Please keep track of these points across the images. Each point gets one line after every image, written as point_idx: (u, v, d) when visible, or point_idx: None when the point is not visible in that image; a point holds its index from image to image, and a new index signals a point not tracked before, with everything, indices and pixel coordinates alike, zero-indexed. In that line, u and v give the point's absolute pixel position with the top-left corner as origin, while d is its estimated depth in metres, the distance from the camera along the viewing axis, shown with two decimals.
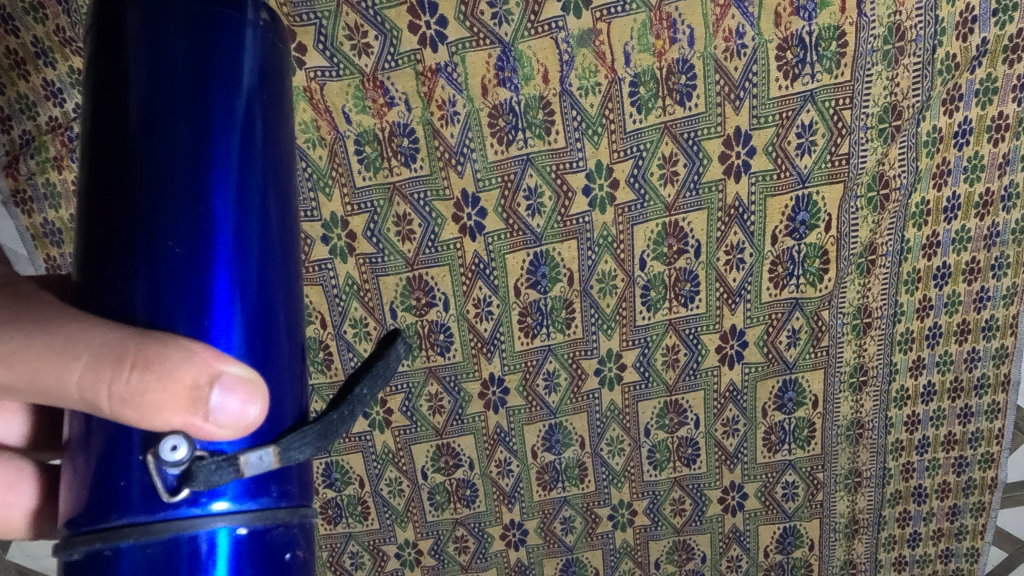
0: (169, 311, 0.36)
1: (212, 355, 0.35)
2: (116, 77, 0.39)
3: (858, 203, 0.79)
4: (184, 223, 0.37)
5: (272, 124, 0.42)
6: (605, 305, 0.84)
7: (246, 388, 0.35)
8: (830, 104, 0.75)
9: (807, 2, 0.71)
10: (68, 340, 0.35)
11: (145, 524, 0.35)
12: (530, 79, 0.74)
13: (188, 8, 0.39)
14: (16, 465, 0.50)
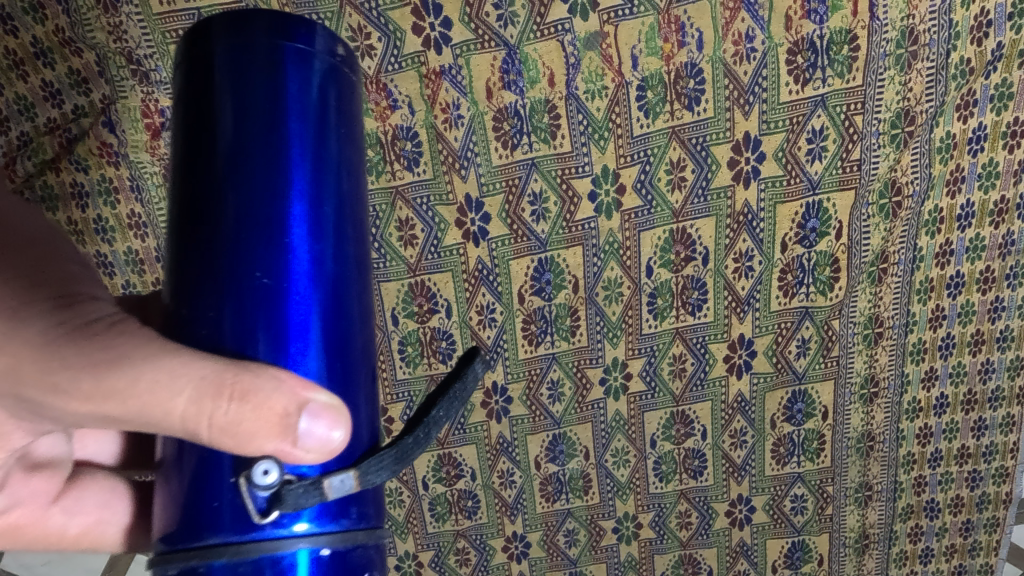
0: (251, 340, 0.35)
1: (298, 382, 0.35)
2: (202, 105, 0.38)
3: (870, 210, 0.78)
4: (270, 255, 0.36)
5: (351, 151, 0.41)
6: (610, 313, 0.82)
7: (331, 414, 0.35)
8: (841, 109, 0.73)
9: (818, 5, 0.70)
10: (171, 372, 0.34)
11: (236, 544, 0.34)
12: (535, 82, 0.72)
13: (273, 34, 0.37)
14: (110, 483, 0.52)
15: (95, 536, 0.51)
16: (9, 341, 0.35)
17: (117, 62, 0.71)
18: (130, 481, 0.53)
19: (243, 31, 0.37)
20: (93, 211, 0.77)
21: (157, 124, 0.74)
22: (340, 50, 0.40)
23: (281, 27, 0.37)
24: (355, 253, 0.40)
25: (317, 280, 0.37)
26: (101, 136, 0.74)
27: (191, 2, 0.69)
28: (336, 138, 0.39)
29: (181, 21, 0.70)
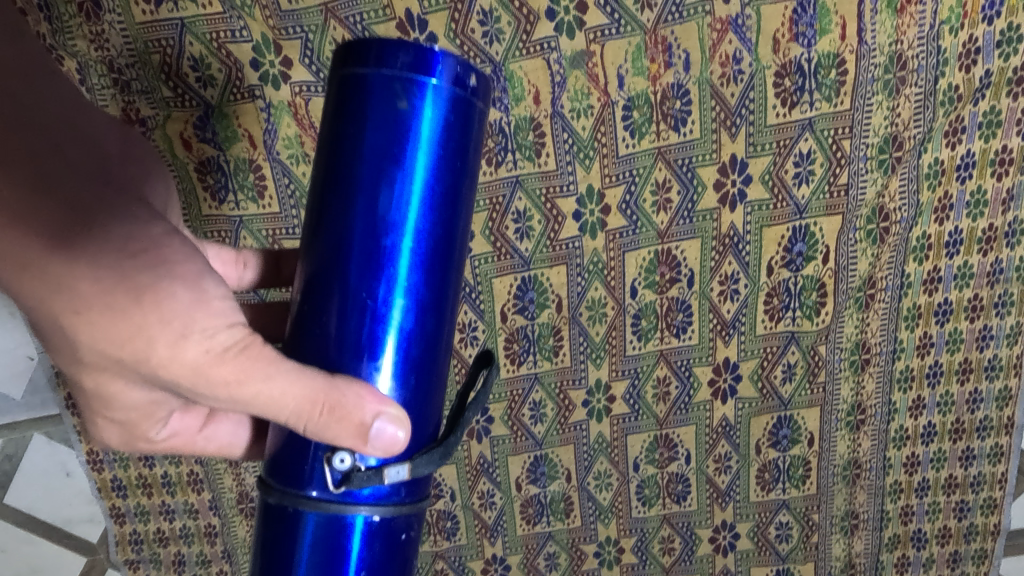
0: (350, 350, 0.40)
1: (374, 396, 0.40)
2: (333, 133, 0.40)
3: (858, 235, 0.77)
4: (372, 277, 0.40)
5: (459, 185, 0.42)
6: (594, 333, 0.81)
7: (400, 420, 0.40)
8: (829, 133, 0.73)
9: (806, 29, 0.69)
10: (278, 395, 0.40)
11: (315, 501, 0.40)
12: (521, 100, 0.72)
13: (399, 73, 0.38)
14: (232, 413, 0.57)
15: (227, 453, 0.58)
16: (172, 366, 0.41)
17: (98, 71, 0.70)
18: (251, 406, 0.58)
19: (386, 64, 0.38)
20: None
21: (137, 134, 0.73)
22: (472, 82, 0.40)
23: (416, 61, 0.38)
24: (452, 277, 0.43)
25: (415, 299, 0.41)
26: None
27: (174, 12, 0.68)
28: (449, 173, 0.41)
29: (163, 31, 0.69)
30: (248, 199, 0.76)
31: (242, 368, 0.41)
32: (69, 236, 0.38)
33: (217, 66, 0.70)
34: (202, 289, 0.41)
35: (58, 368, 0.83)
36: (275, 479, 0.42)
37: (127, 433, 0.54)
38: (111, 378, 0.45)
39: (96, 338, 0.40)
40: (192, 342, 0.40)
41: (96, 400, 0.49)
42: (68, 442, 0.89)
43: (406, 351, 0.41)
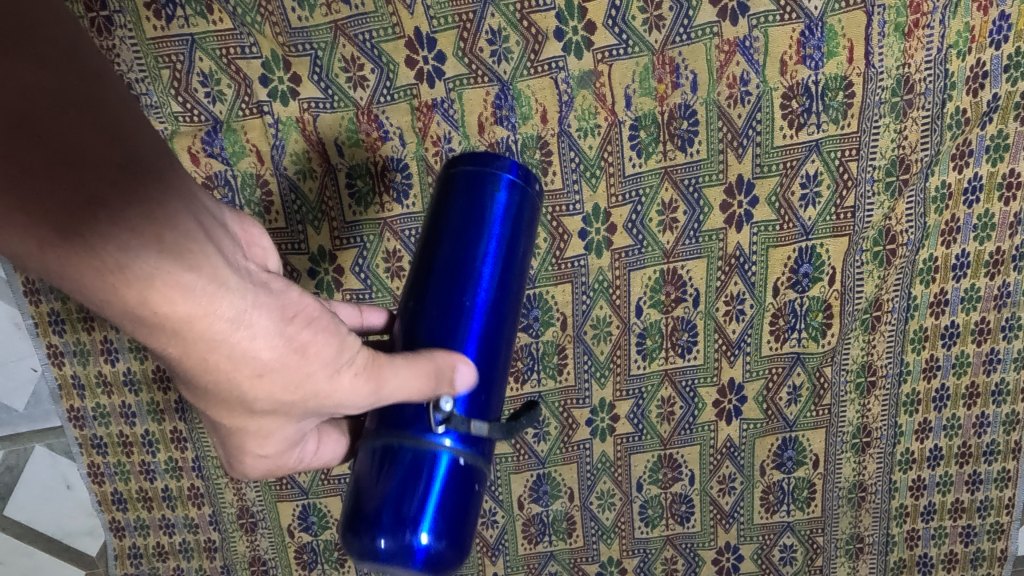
0: (441, 335, 0.49)
1: (451, 353, 0.48)
2: (438, 204, 0.52)
3: (864, 257, 0.77)
4: (461, 286, 0.50)
5: (525, 245, 0.53)
6: (599, 352, 0.81)
7: (473, 372, 0.49)
8: (836, 155, 0.73)
9: (814, 51, 0.69)
10: (402, 384, 0.46)
11: (420, 436, 0.47)
12: (528, 119, 0.72)
13: (492, 166, 0.52)
14: (336, 437, 0.57)
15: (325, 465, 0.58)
16: (331, 395, 0.44)
17: None
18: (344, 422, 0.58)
19: (486, 160, 0.52)
20: None
21: None
22: (535, 186, 0.53)
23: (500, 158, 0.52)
24: (511, 311, 0.53)
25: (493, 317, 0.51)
26: None
27: (185, 28, 0.69)
28: (518, 233, 0.52)
29: (174, 46, 0.69)
30: (255, 214, 0.76)
31: (381, 381, 0.45)
32: (247, 318, 0.38)
33: (226, 82, 0.71)
34: (340, 330, 0.44)
35: (62, 380, 0.83)
36: (385, 424, 0.49)
37: (271, 459, 0.51)
38: (273, 420, 0.46)
39: (263, 392, 0.42)
40: (344, 373, 0.44)
41: (254, 435, 0.48)
42: (69, 454, 0.88)
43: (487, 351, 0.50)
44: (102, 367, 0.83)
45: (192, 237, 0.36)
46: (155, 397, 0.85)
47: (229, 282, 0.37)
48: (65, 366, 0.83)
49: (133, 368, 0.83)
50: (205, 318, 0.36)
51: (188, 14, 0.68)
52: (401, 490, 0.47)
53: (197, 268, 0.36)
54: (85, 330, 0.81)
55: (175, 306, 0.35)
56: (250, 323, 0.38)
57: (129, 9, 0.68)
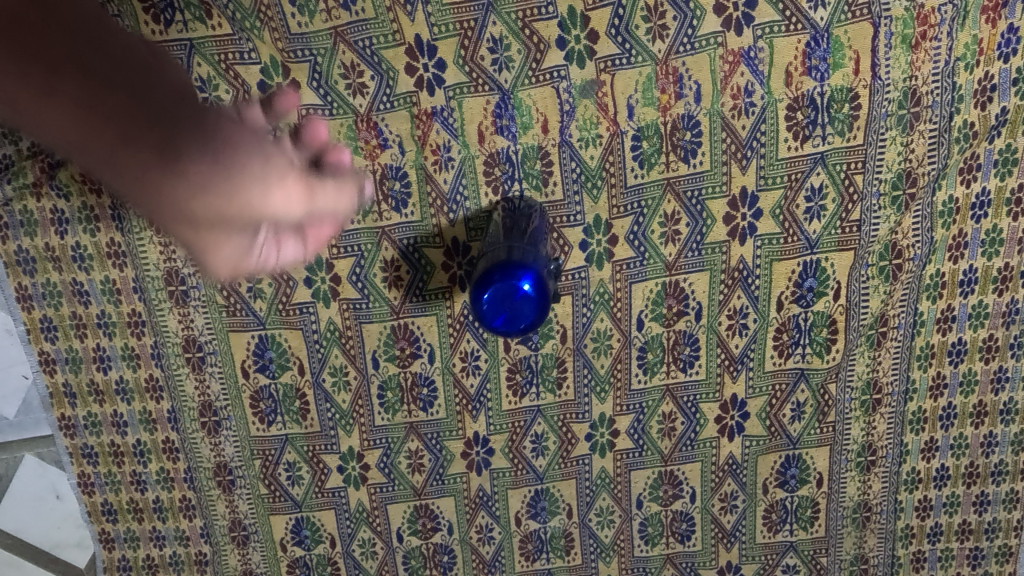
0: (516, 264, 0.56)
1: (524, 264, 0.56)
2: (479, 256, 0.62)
3: (870, 272, 0.75)
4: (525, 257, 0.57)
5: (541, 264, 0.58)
6: (599, 366, 0.80)
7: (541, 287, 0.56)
8: (841, 167, 0.72)
9: (819, 62, 0.68)
10: (339, 188, 0.74)
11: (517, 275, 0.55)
12: (528, 128, 0.71)
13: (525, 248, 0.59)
14: (291, 251, 0.76)
15: (279, 276, 0.77)
16: (302, 191, 0.74)
17: None
18: (292, 228, 0.75)
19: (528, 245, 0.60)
20: (72, 238, 0.76)
21: None
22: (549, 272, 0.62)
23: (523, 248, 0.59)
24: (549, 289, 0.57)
25: (547, 272, 0.59)
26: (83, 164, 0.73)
27: (183, 33, 0.68)
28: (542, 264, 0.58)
29: (172, 51, 0.69)
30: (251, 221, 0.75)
31: (337, 188, 0.74)
32: (250, 175, 0.73)
33: (224, 87, 0.70)
34: (301, 155, 0.73)
35: (53, 388, 0.82)
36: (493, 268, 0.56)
37: (239, 254, 0.76)
38: (268, 203, 0.74)
39: (273, 201, 0.74)
40: (316, 178, 0.74)
41: (236, 224, 0.75)
42: (59, 464, 0.87)
43: (544, 284, 0.56)
44: (94, 375, 0.82)
45: (227, 176, 0.72)
46: (147, 406, 0.83)
47: (254, 160, 0.72)
48: (56, 373, 0.82)
49: (124, 376, 0.82)
50: (234, 194, 0.73)
51: (187, 19, 0.68)
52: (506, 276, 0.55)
53: (226, 172, 0.72)
54: (78, 338, 0.80)
55: (245, 159, 0.72)
56: (266, 188, 0.73)
57: (128, 13, 0.67)
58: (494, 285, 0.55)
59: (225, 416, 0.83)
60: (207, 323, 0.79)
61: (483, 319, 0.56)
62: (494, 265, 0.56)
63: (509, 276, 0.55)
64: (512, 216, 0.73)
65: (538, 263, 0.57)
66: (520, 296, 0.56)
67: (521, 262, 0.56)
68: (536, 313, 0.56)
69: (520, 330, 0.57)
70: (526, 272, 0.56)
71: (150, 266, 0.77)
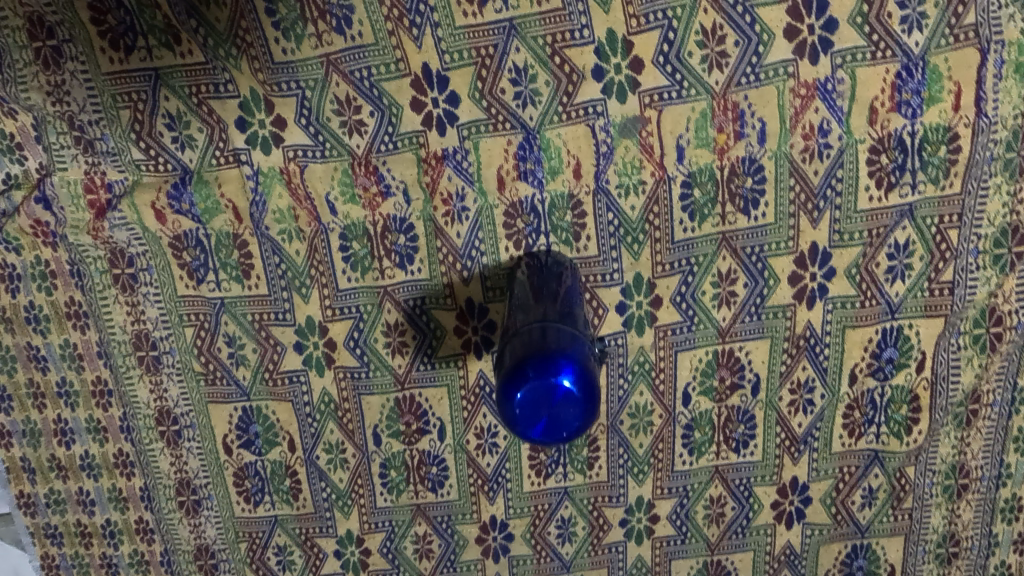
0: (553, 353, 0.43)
1: (562, 353, 0.43)
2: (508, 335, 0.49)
3: (962, 341, 0.63)
4: None
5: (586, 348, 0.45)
6: (637, 445, 0.68)
7: (588, 380, 0.43)
8: (933, 220, 0.60)
9: (911, 96, 0.56)
10: None
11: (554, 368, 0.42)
12: (557, 173, 0.60)
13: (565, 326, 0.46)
14: None
15: None
16: None
17: (57, 128, 0.60)
18: None
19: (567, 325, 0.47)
20: (25, 297, 0.66)
21: (102, 200, 0.62)
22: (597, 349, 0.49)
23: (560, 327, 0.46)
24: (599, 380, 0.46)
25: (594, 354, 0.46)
26: (34, 213, 0.62)
27: (147, 62, 0.58)
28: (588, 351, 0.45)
29: (135, 83, 0.59)
30: (231, 279, 0.64)
31: None
32: None
33: (197, 124, 0.60)
34: None
35: (10, 463, 0.72)
36: (523, 359, 0.43)
37: None
38: None
39: None
40: None
41: None
42: (19, 542, 0.77)
43: (592, 377, 0.43)
44: (56, 450, 0.71)
45: None
46: (117, 483, 0.72)
47: None
48: (13, 447, 0.71)
49: (90, 451, 0.71)
50: None
51: (151, 45, 0.58)
52: (538, 372, 0.42)
53: None
54: (36, 408, 0.70)
55: None
56: None
57: (80, 37, 0.58)
58: (527, 382, 0.42)
59: (205, 495, 0.72)
60: (183, 393, 0.69)
61: (516, 425, 0.43)
62: (525, 352, 0.43)
63: (545, 372, 0.42)
64: (539, 273, 0.60)
65: (581, 346, 0.44)
66: (560, 397, 0.42)
67: (561, 349, 0.43)
68: (583, 418, 0.43)
69: (562, 437, 0.44)
70: (567, 364, 0.42)
71: (116, 329, 0.66)
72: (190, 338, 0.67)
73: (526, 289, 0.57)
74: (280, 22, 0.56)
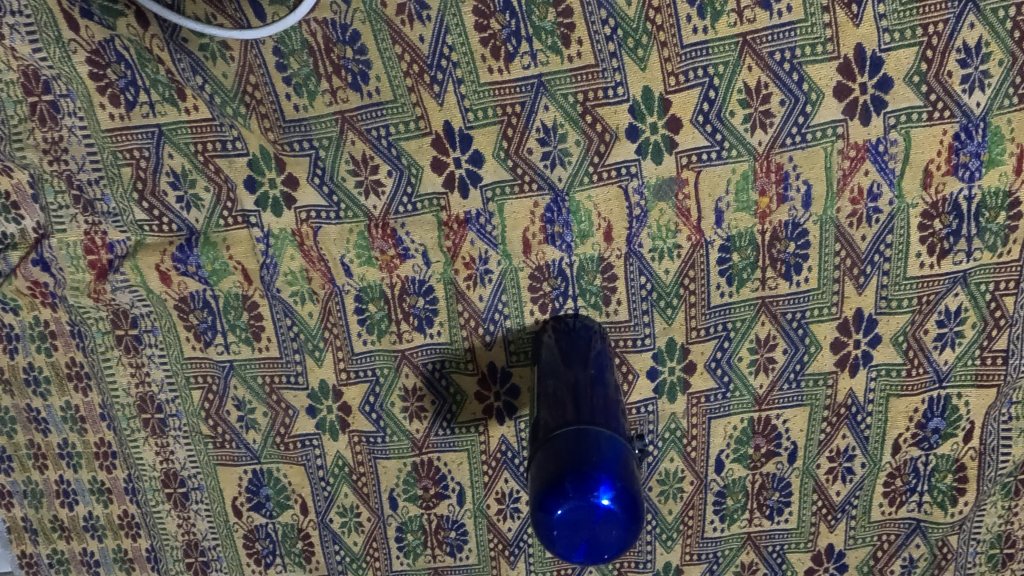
0: (591, 466, 0.39)
1: (601, 465, 0.39)
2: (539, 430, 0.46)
3: (1013, 411, 0.60)
4: None
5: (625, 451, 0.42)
6: (666, 511, 0.65)
7: (630, 494, 0.39)
8: (987, 287, 0.56)
9: (969, 158, 0.53)
10: None
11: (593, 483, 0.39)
12: (587, 236, 0.56)
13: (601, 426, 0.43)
14: None
15: None
16: None
17: (54, 186, 0.56)
18: None
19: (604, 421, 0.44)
20: (24, 358, 0.62)
21: (103, 261, 0.58)
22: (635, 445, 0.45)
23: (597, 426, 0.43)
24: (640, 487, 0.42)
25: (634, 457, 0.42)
26: (32, 275, 0.59)
27: (150, 118, 0.54)
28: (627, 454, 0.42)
29: (136, 140, 0.55)
30: (240, 341, 0.61)
31: None
32: None
33: (203, 183, 0.56)
34: None
35: (12, 523, 0.69)
36: (559, 471, 0.40)
37: None
38: None
39: None
40: None
41: None
42: None
43: (633, 491, 0.40)
44: (58, 511, 0.69)
45: None
46: (122, 544, 0.70)
47: None
48: (14, 507, 0.69)
49: (94, 512, 0.68)
50: None
51: (154, 101, 0.54)
52: (576, 488, 0.39)
53: None
54: (37, 469, 0.67)
55: None
56: None
57: (78, 92, 0.54)
58: (564, 501, 0.39)
59: (214, 556, 0.70)
60: (191, 455, 0.66)
61: (553, 543, 0.40)
62: (561, 465, 0.40)
63: (583, 488, 0.39)
64: (568, 339, 0.57)
65: (621, 453, 0.41)
66: (601, 515, 0.39)
67: (599, 460, 0.40)
68: (625, 534, 0.40)
69: (603, 555, 0.41)
70: (606, 478, 0.39)
71: (120, 391, 0.63)
72: (197, 401, 0.63)
73: (555, 356, 0.55)
74: (293, 78, 0.53)
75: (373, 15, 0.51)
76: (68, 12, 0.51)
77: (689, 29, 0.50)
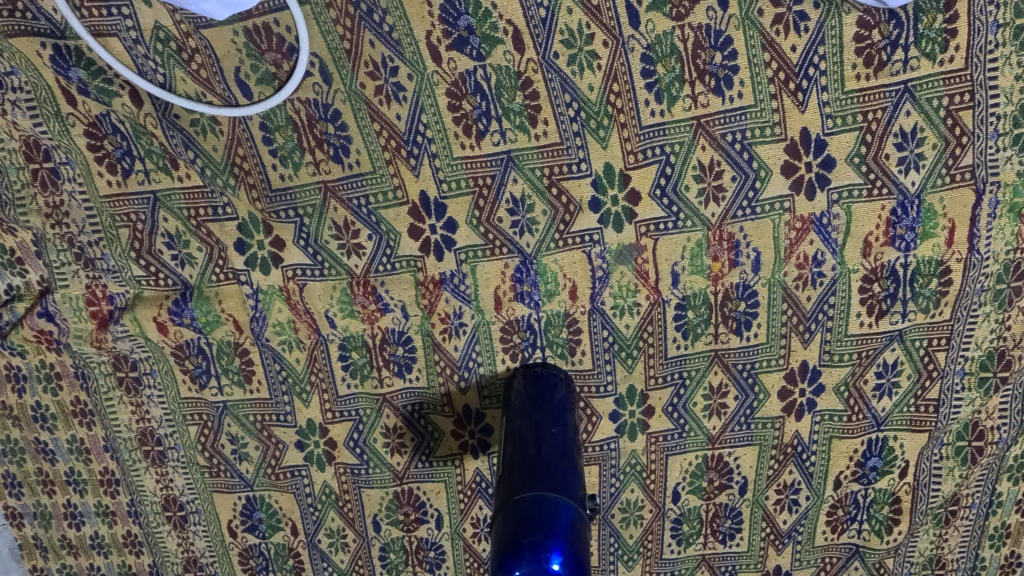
0: (545, 533, 0.44)
1: (553, 532, 0.44)
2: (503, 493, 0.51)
3: (944, 452, 0.65)
4: None
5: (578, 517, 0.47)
6: (627, 535, 0.71)
7: (578, 559, 0.44)
8: (921, 344, 0.61)
9: (905, 231, 0.57)
10: None
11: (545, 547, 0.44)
12: (554, 295, 0.61)
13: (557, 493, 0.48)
14: None
15: None
16: None
17: (56, 245, 0.60)
18: None
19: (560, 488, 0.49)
20: (31, 396, 0.67)
21: (104, 312, 0.62)
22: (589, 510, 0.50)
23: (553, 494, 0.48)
24: None
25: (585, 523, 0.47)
26: (37, 325, 0.63)
27: (145, 185, 0.58)
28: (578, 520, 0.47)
29: (133, 204, 0.59)
30: (233, 383, 0.65)
31: None
32: None
33: (196, 244, 0.60)
34: None
35: (23, 540, 0.75)
36: (517, 537, 0.45)
37: None
38: None
39: None
40: None
41: None
42: None
43: (581, 556, 0.45)
44: (66, 531, 0.74)
45: None
46: (126, 560, 0.75)
47: None
48: (25, 526, 0.74)
49: (99, 531, 0.74)
50: None
51: (149, 169, 0.58)
52: (530, 553, 0.44)
53: None
54: (45, 493, 0.72)
55: None
56: None
57: (77, 161, 0.57)
58: (520, 565, 0.44)
59: (211, 571, 0.75)
60: (189, 483, 0.71)
61: None
62: (519, 531, 0.45)
63: (536, 553, 0.44)
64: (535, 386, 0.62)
65: (572, 520, 0.46)
66: None
67: (552, 527, 0.45)
68: None
69: None
70: (557, 545, 0.44)
71: (122, 426, 0.68)
72: (194, 435, 0.68)
73: (523, 402, 0.60)
74: (278, 151, 0.56)
75: (352, 95, 0.54)
76: (66, 89, 0.55)
77: (647, 112, 0.54)
